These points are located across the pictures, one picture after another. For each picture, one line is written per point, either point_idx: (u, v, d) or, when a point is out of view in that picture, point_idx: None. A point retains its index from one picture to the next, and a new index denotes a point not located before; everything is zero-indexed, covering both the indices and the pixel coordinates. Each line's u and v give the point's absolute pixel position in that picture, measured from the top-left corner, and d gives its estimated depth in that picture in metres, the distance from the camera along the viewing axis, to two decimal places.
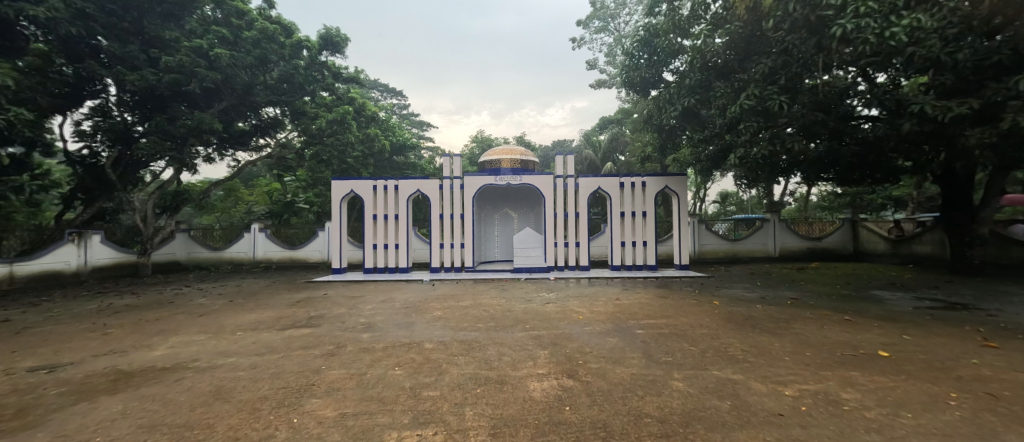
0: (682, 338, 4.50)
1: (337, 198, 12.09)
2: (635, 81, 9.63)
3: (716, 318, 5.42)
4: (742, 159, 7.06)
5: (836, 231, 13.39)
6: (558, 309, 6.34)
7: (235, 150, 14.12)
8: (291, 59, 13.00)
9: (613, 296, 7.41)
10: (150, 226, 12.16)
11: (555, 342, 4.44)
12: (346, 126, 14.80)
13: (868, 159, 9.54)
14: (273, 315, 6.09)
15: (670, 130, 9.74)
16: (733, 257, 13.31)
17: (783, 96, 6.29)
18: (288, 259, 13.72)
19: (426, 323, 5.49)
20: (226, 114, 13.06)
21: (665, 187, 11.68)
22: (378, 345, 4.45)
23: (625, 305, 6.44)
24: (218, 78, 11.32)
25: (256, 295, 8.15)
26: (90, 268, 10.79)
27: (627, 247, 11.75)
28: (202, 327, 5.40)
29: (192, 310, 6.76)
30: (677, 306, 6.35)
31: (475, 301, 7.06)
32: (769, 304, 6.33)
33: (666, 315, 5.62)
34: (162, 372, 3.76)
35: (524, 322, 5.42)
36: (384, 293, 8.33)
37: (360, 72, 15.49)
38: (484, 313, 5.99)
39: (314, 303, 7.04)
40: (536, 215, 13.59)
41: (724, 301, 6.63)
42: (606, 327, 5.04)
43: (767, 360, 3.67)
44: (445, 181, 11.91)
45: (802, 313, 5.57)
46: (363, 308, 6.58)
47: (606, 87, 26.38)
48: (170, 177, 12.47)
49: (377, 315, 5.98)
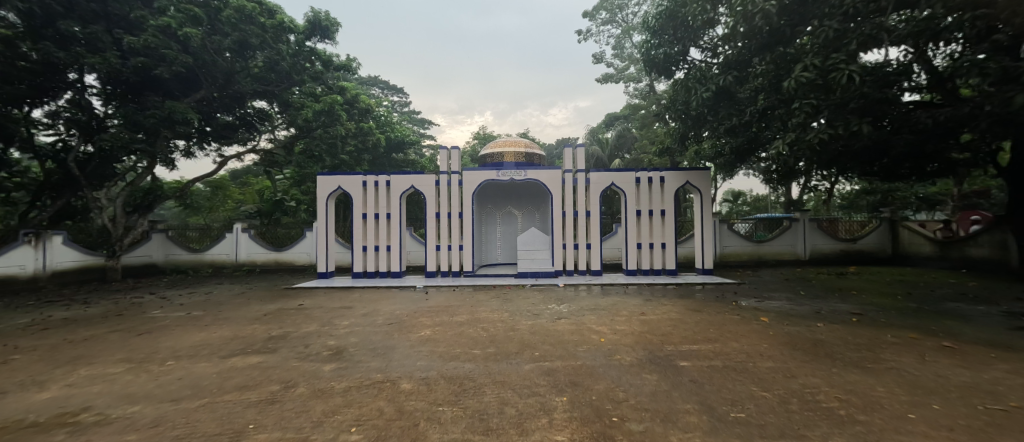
0: (748, 378, 3.34)
1: (324, 195, 10.96)
2: (656, 61, 8.46)
3: (777, 343, 4.29)
4: (789, 148, 5.92)
5: (873, 232, 12.23)
6: (572, 327, 5.22)
7: (219, 144, 13.06)
8: (274, 43, 11.91)
9: (635, 309, 6.27)
10: (121, 227, 11.12)
11: (575, 382, 3.31)
12: (335, 117, 13.59)
13: (923, 147, 8.39)
14: (226, 335, 4.98)
15: (696, 119, 8.58)
16: (758, 259, 12.12)
17: (853, 64, 5.10)
18: (273, 262, 12.67)
19: (408, 348, 4.38)
20: (207, 105, 12.04)
21: (685, 182, 10.53)
22: (338, 385, 3.34)
23: (654, 322, 5.28)
24: (191, 62, 10.24)
25: (220, 306, 7.05)
26: (50, 272, 9.72)
27: (644, 249, 10.59)
28: (128, 353, 4.29)
29: (135, 326, 5.66)
30: (718, 324, 5.20)
31: (472, 315, 5.96)
32: (833, 322, 5.16)
33: (710, 338, 4.46)
34: (21, 435, 2.63)
35: (533, 348, 4.29)
36: (370, 304, 7.23)
37: (352, 61, 14.55)
38: (483, 334, 4.87)
39: (283, 318, 5.95)
40: (541, 214, 12.47)
41: (774, 317, 5.47)
42: (638, 357, 3.89)
43: (889, 423, 2.53)
44: (442, 176, 10.84)
45: (884, 338, 4.38)
46: (337, 325, 5.46)
47: (612, 82, 25.28)
48: (143, 171, 11.40)
49: (351, 336, 4.87)
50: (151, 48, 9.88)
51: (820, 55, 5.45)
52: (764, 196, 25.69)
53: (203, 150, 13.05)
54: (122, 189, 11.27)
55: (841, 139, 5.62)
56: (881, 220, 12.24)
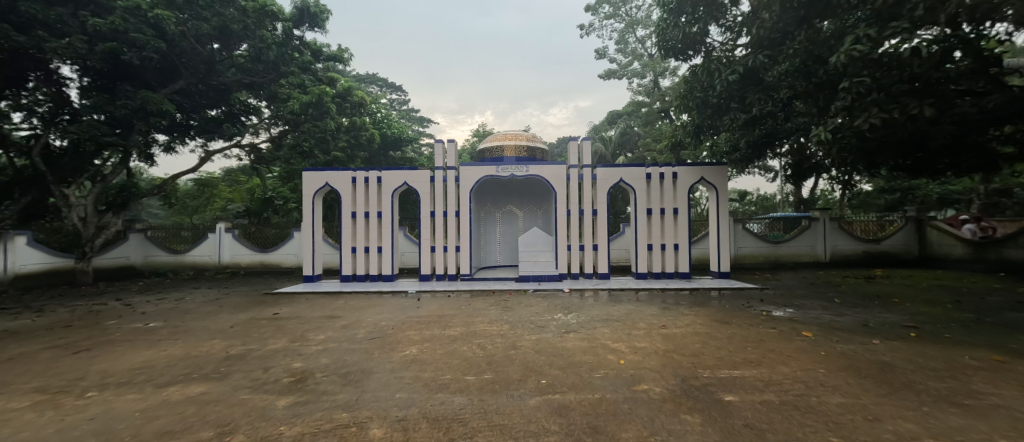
0: (820, 423, 2.56)
1: (310, 192, 10.21)
2: (672, 42, 7.70)
3: (836, 368, 3.51)
4: (831, 136, 5.17)
5: (898, 232, 11.48)
6: (582, 343, 4.46)
7: (203, 139, 12.33)
8: (257, 29, 11.11)
9: (653, 320, 5.49)
10: (92, 227, 10.40)
11: (595, 427, 2.55)
12: (324, 109, 12.80)
13: (965, 140, 7.60)
14: (176, 354, 4.22)
15: (717, 107, 7.89)
16: (775, 261, 11.35)
17: (917, 33, 4.35)
18: (258, 265, 11.92)
19: (388, 372, 3.62)
20: (186, 97, 11.28)
21: (700, 178, 9.76)
22: (289, 431, 2.58)
23: (680, 338, 4.49)
24: (164, 47, 9.50)
25: (185, 315, 6.26)
26: (11, 276, 8.90)
27: (655, 251, 9.83)
28: (46, 381, 3.53)
29: (78, 341, 4.89)
30: (755, 341, 4.41)
31: (468, 327, 5.21)
32: (891, 339, 4.38)
33: (753, 361, 3.69)
34: None
35: (538, 373, 3.52)
36: (355, 313, 6.48)
37: (344, 51, 13.78)
38: (479, 354, 4.08)
39: (250, 331, 5.17)
40: (543, 213, 11.72)
41: (817, 331, 4.69)
42: (670, 389, 3.12)
43: None
44: (438, 172, 10.09)
45: (968, 363, 3.58)
46: (310, 341, 4.69)
47: (615, 78, 24.52)
48: (116, 168, 10.62)
49: (322, 356, 4.09)
50: (120, 32, 9.16)
51: (872, 27, 4.75)
52: (772, 195, 24.99)
53: (185, 144, 12.29)
54: (93, 186, 10.47)
55: (893, 124, 4.88)
56: (907, 219, 11.48)
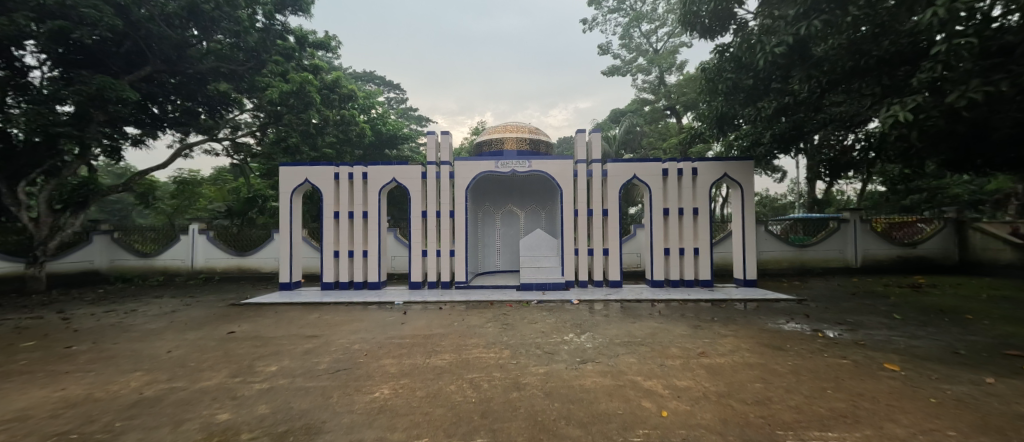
0: None
1: (289, 190, 9.21)
2: (704, 15, 6.69)
3: (971, 429, 2.49)
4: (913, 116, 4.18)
5: (935, 235, 10.50)
6: (604, 379, 3.46)
7: (177, 133, 11.39)
8: (233, 10, 10.06)
9: (687, 344, 4.47)
10: (46, 227, 9.45)
11: None
12: (307, 100, 11.77)
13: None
14: (73, 397, 3.19)
15: (752, 90, 7.02)
16: (801, 267, 10.35)
17: None
18: (235, 269, 10.92)
19: (341, 433, 2.58)
20: (155, 85, 10.30)
21: (723, 174, 8.76)
22: None
23: (731, 374, 3.48)
24: (120, 26, 8.50)
25: (125, 334, 5.25)
26: None
27: (673, 255, 8.83)
28: None
29: None
30: (832, 377, 3.39)
31: (460, 354, 4.21)
32: (1012, 377, 3.33)
33: (851, 418, 2.65)
34: None
35: (552, 435, 2.50)
36: (327, 330, 5.48)
37: (331, 38, 12.86)
38: (470, 399, 3.06)
39: (188, 359, 4.14)
40: (547, 214, 10.73)
41: (905, 364, 3.65)
42: None
43: None
44: (429, 167, 9.11)
45: None
46: (256, 374, 3.67)
47: (620, 74, 23.53)
48: (76, 163, 9.65)
49: (261, 402, 3.06)
50: (70, 7, 8.11)
51: None
52: (781, 196, 24.07)
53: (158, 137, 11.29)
54: (48, 183, 9.46)
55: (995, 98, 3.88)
56: (945, 220, 10.48)
